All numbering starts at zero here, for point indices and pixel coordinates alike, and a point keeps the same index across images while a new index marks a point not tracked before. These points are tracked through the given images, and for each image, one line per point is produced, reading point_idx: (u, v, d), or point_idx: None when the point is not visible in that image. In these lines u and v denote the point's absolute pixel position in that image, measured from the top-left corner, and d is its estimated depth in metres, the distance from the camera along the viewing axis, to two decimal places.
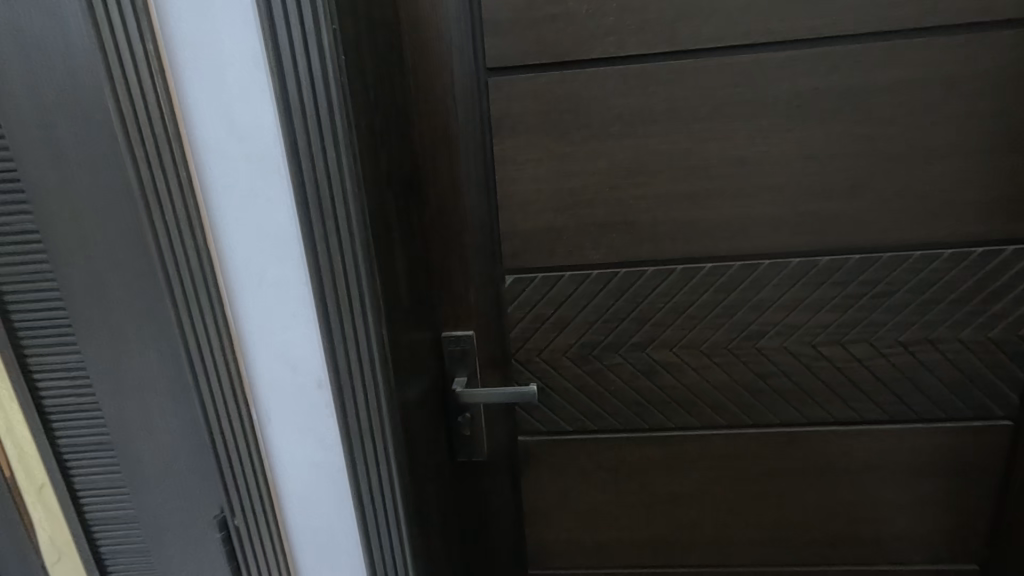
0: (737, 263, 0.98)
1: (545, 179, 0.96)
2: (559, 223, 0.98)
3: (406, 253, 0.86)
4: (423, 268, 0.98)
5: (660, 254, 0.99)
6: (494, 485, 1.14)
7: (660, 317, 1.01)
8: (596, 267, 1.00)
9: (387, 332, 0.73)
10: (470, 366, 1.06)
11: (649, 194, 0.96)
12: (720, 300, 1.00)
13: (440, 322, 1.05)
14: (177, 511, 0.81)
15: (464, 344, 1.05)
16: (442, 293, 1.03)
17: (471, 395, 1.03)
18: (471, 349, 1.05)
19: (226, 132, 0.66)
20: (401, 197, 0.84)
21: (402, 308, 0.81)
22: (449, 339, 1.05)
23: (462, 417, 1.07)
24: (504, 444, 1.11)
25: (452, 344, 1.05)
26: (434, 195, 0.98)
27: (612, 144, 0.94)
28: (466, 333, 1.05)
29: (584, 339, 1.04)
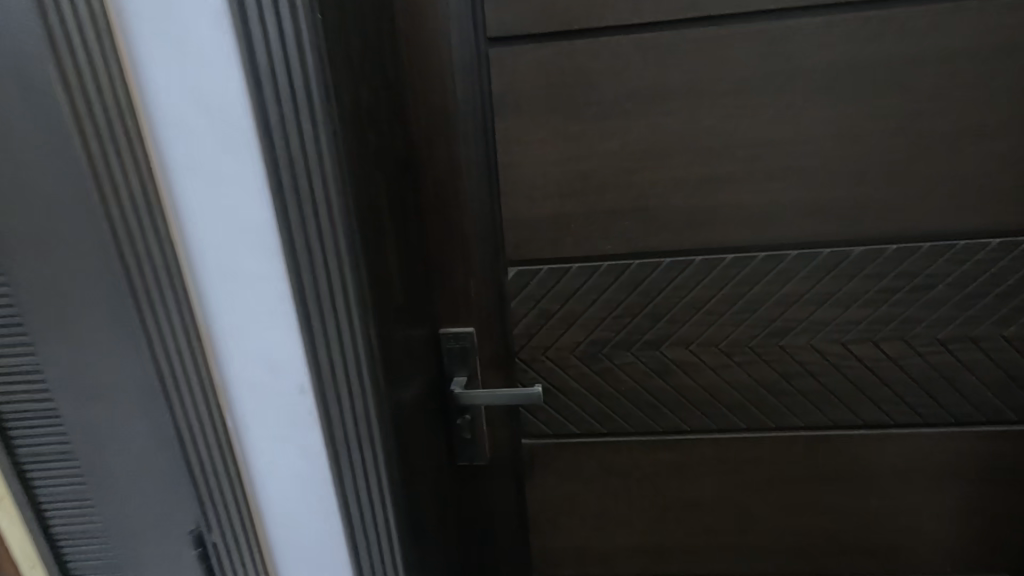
0: (762, 253, 0.89)
1: (551, 161, 0.88)
2: (567, 209, 0.90)
3: (400, 243, 0.78)
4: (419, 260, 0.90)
5: (677, 244, 0.90)
6: (495, 490, 1.07)
7: (676, 313, 0.93)
8: (607, 258, 0.92)
9: (377, 332, 0.65)
10: (471, 365, 0.99)
11: (665, 178, 0.87)
12: (742, 294, 0.92)
13: (438, 317, 0.97)
14: (150, 525, 0.74)
15: (464, 341, 0.98)
16: (440, 286, 0.95)
17: (470, 398, 0.97)
18: (472, 347, 0.98)
19: (187, 106, 0.58)
20: (393, 181, 0.75)
21: (395, 305, 0.73)
22: (447, 336, 0.97)
23: (462, 418, 1.00)
24: (507, 447, 1.04)
25: (451, 341, 0.98)
26: (430, 181, 0.89)
27: (625, 123, 0.85)
28: (466, 329, 0.97)
29: (593, 337, 0.96)
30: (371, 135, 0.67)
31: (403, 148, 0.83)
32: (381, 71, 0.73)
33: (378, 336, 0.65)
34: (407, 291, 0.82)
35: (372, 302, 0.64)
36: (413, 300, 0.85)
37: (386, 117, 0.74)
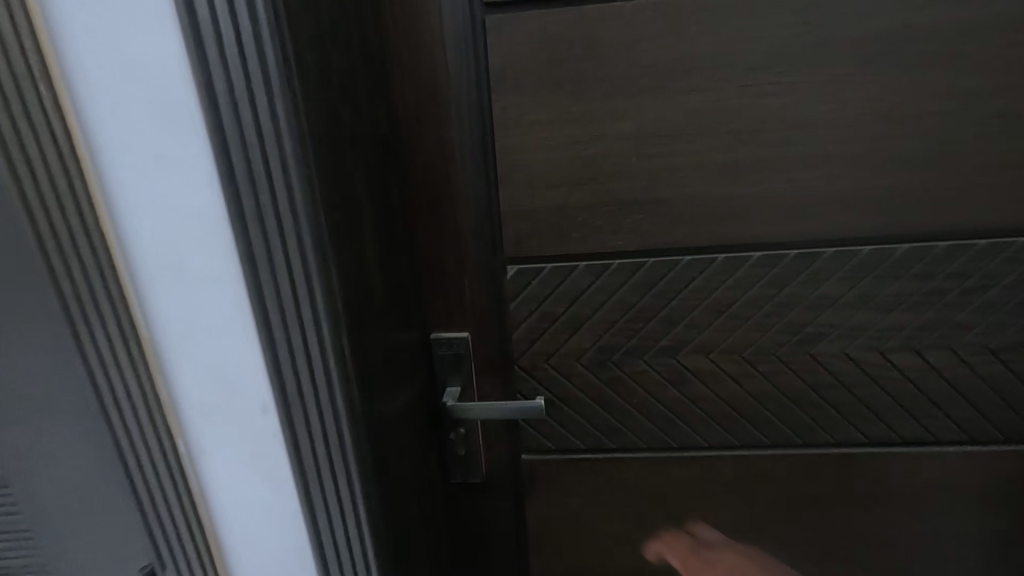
0: (794, 250, 0.79)
1: (556, 145, 0.77)
2: (574, 199, 0.80)
3: (383, 239, 0.68)
4: (407, 258, 0.79)
5: (698, 240, 0.80)
6: (492, 508, 0.97)
7: (695, 317, 0.84)
8: (618, 255, 0.82)
9: (351, 344, 0.55)
10: (466, 373, 0.89)
11: (686, 164, 0.77)
12: (769, 296, 0.82)
13: (428, 321, 0.87)
14: (95, 559, 0.65)
15: (459, 347, 0.88)
16: (431, 288, 0.85)
17: (462, 411, 0.87)
18: (466, 354, 0.88)
19: (116, 73, 0.48)
20: (374, 167, 0.65)
21: (376, 309, 0.63)
22: (439, 341, 0.88)
23: (454, 433, 0.90)
24: (505, 462, 0.94)
25: (443, 347, 0.88)
26: (420, 168, 0.79)
27: (641, 102, 0.75)
28: (460, 334, 0.87)
29: (602, 343, 0.86)
30: (345, 111, 0.57)
31: (387, 130, 0.72)
32: (359, 37, 0.62)
33: (352, 347, 0.55)
34: (392, 293, 0.71)
35: (346, 309, 0.54)
36: (399, 303, 0.75)
37: (365, 92, 0.63)
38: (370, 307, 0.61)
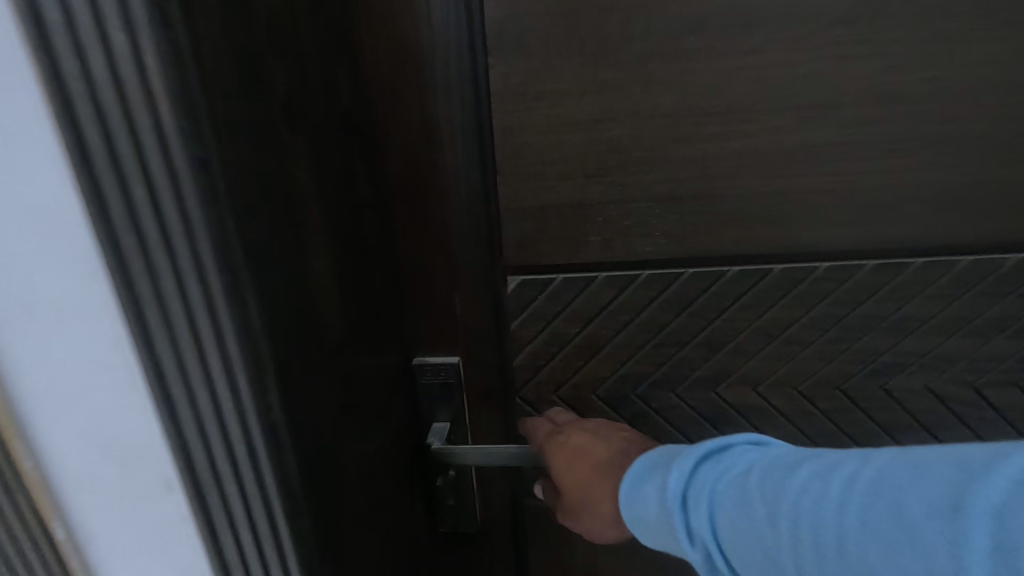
0: (874, 260, 0.62)
1: (571, 124, 0.60)
2: (594, 194, 0.63)
3: (338, 246, 0.51)
4: (381, 268, 0.62)
5: (751, 246, 0.63)
6: (490, 563, 0.82)
7: (742, 343, 0.67)
8: (648, 264, 0.65)
9: (280, 401, 0.39)
10: (456, 406, 0.72)
11: (740, 150, 0.60)
12: (837, 317, 0.65)
13: (409, 343, 0.70)
14: None
15: (448, 375, 0.71)
16: (414, 303, 0.68)
17: (451, 454, 0.70)
18: (457, 383, 0.71)
19: None
20: (321, 149, 0.48)
21: (324, 344, 0.47)
22: (424, 368, 0.71)
23: (441, 478, 0.74)
24: (505, 510, 0.78)
25: (430, 376, 0.71)
26: (395, 151, 0.62)
27: (684, 69, 0.57)
28: (450, 360, 0.70)
29: (624, 372, 0.70)
30: (270, 67, 0.40)
31: (348, 103, 0.55)
32: None
33: (282, 405, 0.40)
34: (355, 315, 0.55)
35: (270, 353, 0.38)
36: (369, 327, 0.58)
37: (310, 44, 0.46)
38: (313, 343, 0.45)
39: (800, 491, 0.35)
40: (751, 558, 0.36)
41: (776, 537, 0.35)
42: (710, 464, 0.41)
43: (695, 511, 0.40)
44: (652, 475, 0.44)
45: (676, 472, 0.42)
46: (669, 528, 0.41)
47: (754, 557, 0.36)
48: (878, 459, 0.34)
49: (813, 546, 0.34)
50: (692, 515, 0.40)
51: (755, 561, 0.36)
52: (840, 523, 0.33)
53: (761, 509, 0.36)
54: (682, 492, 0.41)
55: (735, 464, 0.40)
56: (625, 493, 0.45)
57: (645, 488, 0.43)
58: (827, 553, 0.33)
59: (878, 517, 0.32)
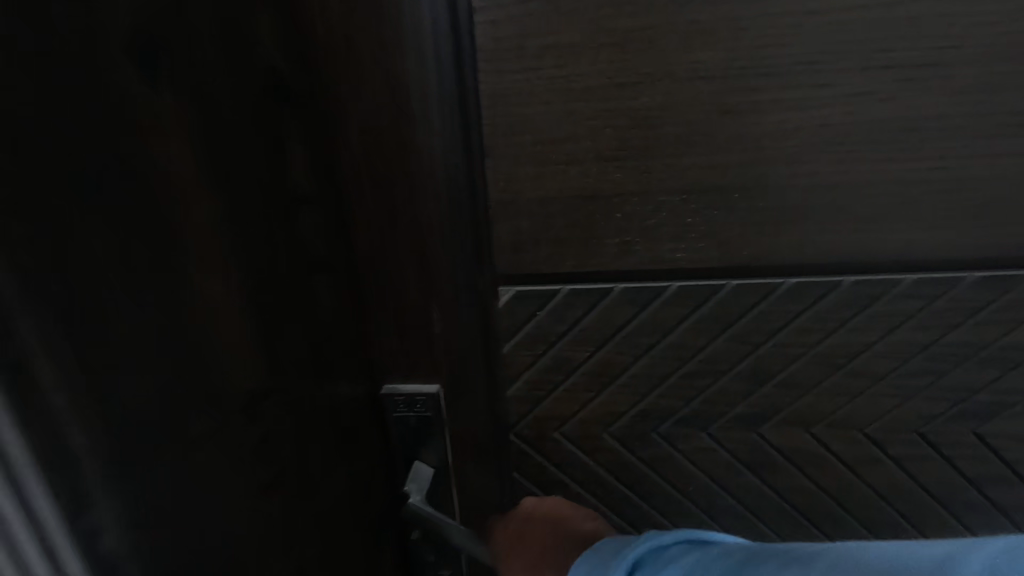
0: (979, 272, 0.48)
1: (582, 90, 0.46)
2: (612, 184, 0.48)
3: (245, 253, 0.37)
4: (331, 279, 0.48)
5: (814, 253, 0.49)
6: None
7: (794, 374, 0.54)
8: (680, 274, 0.51)
9: (111, 511, 0.26)
10: (439, 444, 0.58)
11: (807, 126, 0.45)
12: (920, 345, 0.51)
13: (375, 368, 0.56)
14: None
15: (425, 409, 0.57)
16: (379, 321, 0.54)
17: (427, 516, 0.56)
18: (436, 419, 0.57)
19: None
20: (204, 115, 0.33)
21: (216, 395, 0.33)
22: (396, 401, 0.57)
23: (417, 532, 0.60)
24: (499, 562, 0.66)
25: (402, 409, 0.57)
26: (345, 126, 0.47)
27: (737, 14, 0.42)
28: (427, 390, 0.56)
29: (644, 406, 0.57)
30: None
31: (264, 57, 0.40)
32: None
33: (112, 518, 0.26)
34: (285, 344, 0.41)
35: (85, 440, 0.24)
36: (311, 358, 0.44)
37: None
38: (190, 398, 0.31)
39: None
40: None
41: None
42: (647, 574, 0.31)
43: None
44: None
45: None
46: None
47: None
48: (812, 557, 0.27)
49: None
50: None
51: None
52: None
53: None
54: None
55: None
56: None
57: None
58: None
59: None
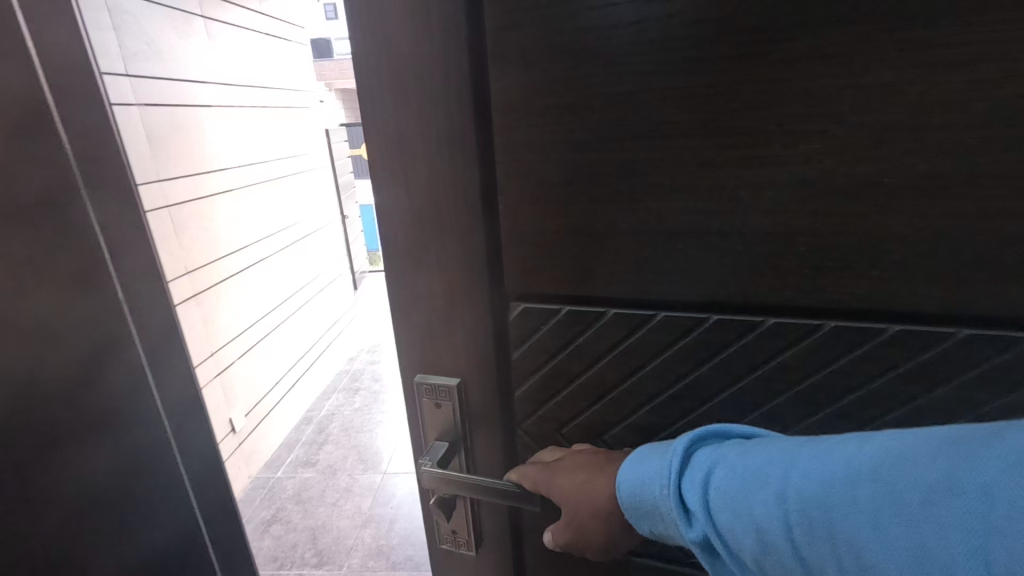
0: (966, 330, 0.48)
1: (576, 144, 0.54)
2: (603, 223, 0.55)
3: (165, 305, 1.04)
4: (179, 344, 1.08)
5: (795, 296, 0.52)
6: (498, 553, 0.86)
7: (774, 410, 0.57)
8: (668, 305, 0.57)
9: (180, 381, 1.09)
10: (457, 426, 0.70)
11: (787, 178, 0.48)
12: (906, 396, 0.52)
13: (411, 362, 0.69)
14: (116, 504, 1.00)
15: (445, 398, 0.68)
16: (410, 325, 0.67)
17: (445, 479, 0.65)
18: (458, 403, 0.68)
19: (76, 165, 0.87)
20: (42, 331, 0.88)
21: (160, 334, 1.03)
22: (425, 387, 0.69)
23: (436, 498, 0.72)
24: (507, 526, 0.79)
25: (431, 394, 0.69)
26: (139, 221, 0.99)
27: (715, 84, 0.48)
28: (451, 381, 0.68)
29: (631, 420, 0.63)
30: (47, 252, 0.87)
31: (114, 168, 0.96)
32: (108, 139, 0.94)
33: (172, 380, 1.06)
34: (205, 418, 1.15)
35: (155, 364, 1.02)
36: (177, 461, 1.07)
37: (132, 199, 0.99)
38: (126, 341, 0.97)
39: (762, 445, 0.44)
40: (746, 547, 0.41)
41: (771, 529, 0.39)
42: (706, 449, 0.48)
43: (690, 488, 0.46)
44: (653, 459, 0.51)
45: (673, 453, 0.49)
46: (670, 514, 0.48)
47: (750, 544, 0.40)
48: (862, 440, 0.38)
49: (806, 535, 0.37)
50: (687, 492, 0.46)
51: (749, 546, 0.40)
52: (830, 514, 0.36)
53: (755, 493, 0.41)
54: (680, 478, 0.48)
55: (723, 444, 0.48)
56: (633, 473, 0.52)
57: (650, 466, 0.51)
58: (818, 533, 0.36)
59: (867, 507, 0.34)
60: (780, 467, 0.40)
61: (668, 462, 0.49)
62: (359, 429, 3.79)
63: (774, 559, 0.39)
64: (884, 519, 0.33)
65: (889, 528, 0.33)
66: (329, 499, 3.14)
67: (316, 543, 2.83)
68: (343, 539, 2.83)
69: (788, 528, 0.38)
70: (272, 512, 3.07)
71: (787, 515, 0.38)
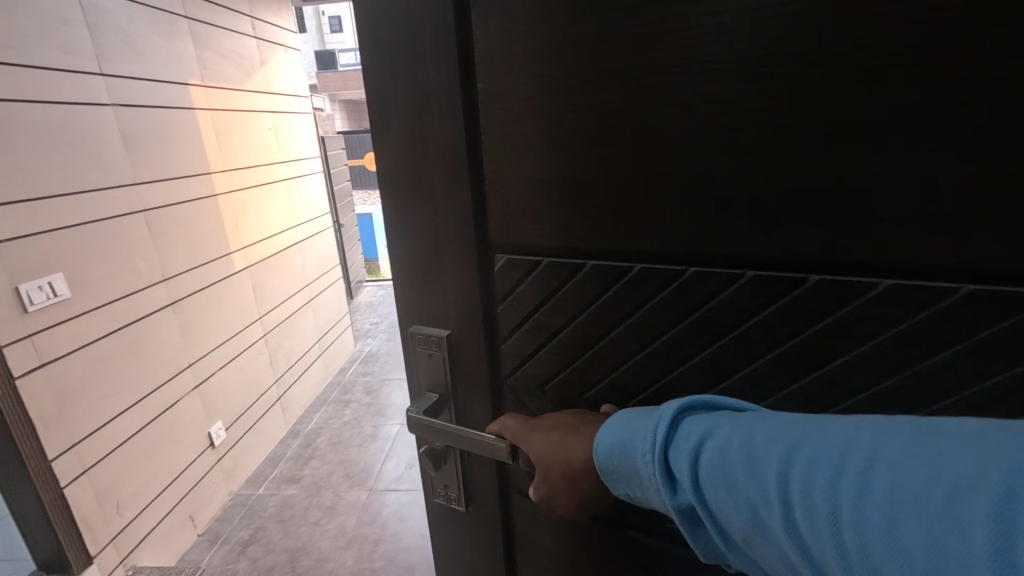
0: (969, 287, 0.41)
1: (547, 86, 0.52)
2: (574, 168, 0.53)
3: None
4: None
5: (772, 246, 0.47)
6: (481, 542, 0.80)
7: (753, 374, 0.51)
8: (642, 256, 0.53)
9: None
10: (449, 379, 0.69)
11: (764, 108, 0.43)
12: (895, 365, 0.45)
13: (406, 313, 0.70)
14: None
15: (437, 348, 0.68)
16: (407, 275, 0.67)
17: (425, 426, 0.67)
18: (449, 354, 0.68)
19: None
20: None
21: None
22: (418, 336, 0.69)
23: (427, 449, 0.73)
24: (493, 500, 0.75)
25: (423, 344, 0.69)
26: None
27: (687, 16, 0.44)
28: (441, 332, 0.67)
29: (610, 380, 0.60)
30: None
31: None
32: None
33: None
34: None
35: None
36: None
37: None
38: None
39: (767, 418, 0.38)
40: (734, 522, 0.36)
41: (769, 506, 0.34)
42: (698, 415, 0.42)
43: (677, 456, 0.40)
44: (637, 422, 0.45)
45: (661, 414, 0.43)
46: (648, 479, 0.42)
47: (739, 519, 0.36)
48: (897, 432, 0.32)
49: (807, 520, 0.32)
50: (674, 460, 0.40)
51: (738, 521, 0.36)
52: (842, 504, 0.31)
53: (755, 466, 0.35)
54: (665, 442, 0.42)
55: (717, 411, 0.42)
56: (614, 441, 0.46)
57: (632, 431, 0.45)
58: (822, 521, 0.31)
59: (890, 503, 0.29)
60: (783, 446, 0.35)
61: (653, 425, 0.43)
62: (348, 442, 3.66)
63: (764, 538, 0.35)
64: (905, 519, 0.28)
65: (909, 526, 0.28)
66: (311, 518, 2.98)
67: (293, 567, 2.65)
68: (323, 562, 2.66)
69: (787, 507, 0.33)
70: (250, 531, 2.91)
71: (787, 495, 0.33)
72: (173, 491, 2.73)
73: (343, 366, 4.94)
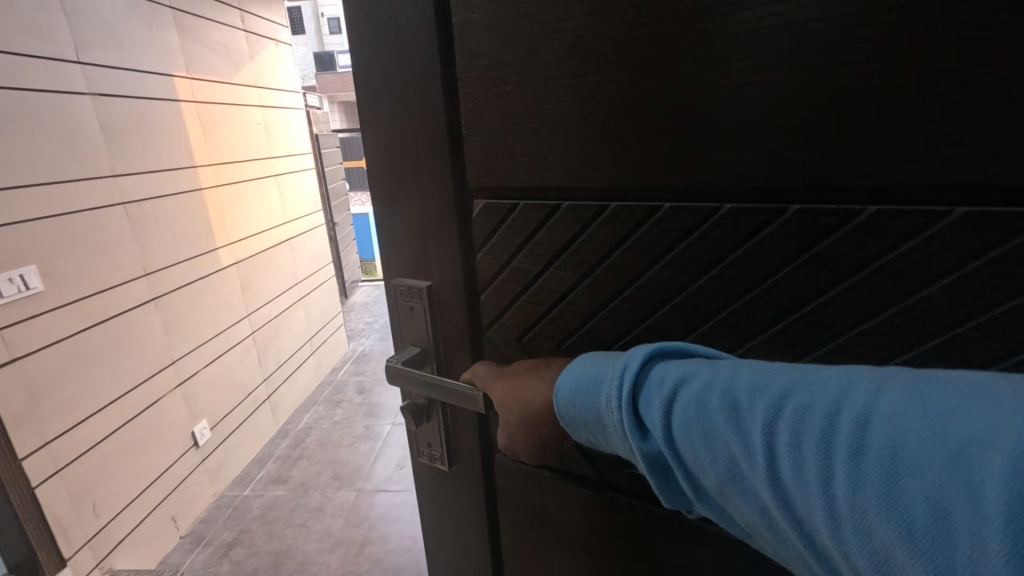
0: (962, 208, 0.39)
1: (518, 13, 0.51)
2: (548, 100, 0.51)
3: None
4: None
5: (750, 174, 0.45)
6: (462, 506, 0.77)
7: (734, 313, 0.49)
8: (618, 191, 0.51)
9: None
10: (430, 330, 0.69)
11: (739, 24, 0.42)
12: (883, 299, 0.43)
13: (391, 262, 0.70)
14: None
15: (418, 299, 0.69)
16: (391, 222, 0.68)
17: (407, 374, 0.67)
18: (428, 304, 0.68)
19: None
20: None
21: None
22: (400, 288, 0.70)
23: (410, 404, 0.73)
24: (473, 460, 0.73)
25: (406, 295, 0.70)
26: None
27: None
28: (422, 282, 0.68)
29: (589, 329, 0.58)
30: None
31: None
32: None
33: None
34: None
35: None
36: None
37: None
38: None
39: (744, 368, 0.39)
40: (709, 471, 0.38)
41: (752, 460, 0.35)
42: (672, 365, 0.43)
43: (649, 404, 0.42)
44: (605, 368, 0.46)
45: (632, 360, 0.44)
46: (613, 425, 0.44)
47: (716, 469, 0.37)
48: (891, 386, 0.33)
49: (792, 472, 0.33)
50: (647, 409, 0.42)
51: (715, 472, 0.38)
52: (836, 457, 0.32)
53: (736, 416, 0.37)
54: (637, 392, 0.43)
55: (689, 360, 0.43)
56: (580, 388, 0.47)
57: (598, 376, 0.46)
58: (812, 475, 0.32)
59: (885, 457, 0.30)
60: (770, 400, 0.36)
61: (622, 372, 0.44)
62: (338, 441, 3.57)
63: (739, 488, 0.36)
64: (903, 473, 0.29)
65: (906, 479, 0.29)
66: (297, 519, 2.88)
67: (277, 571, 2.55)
68: (308, 566, 2.56)
69: (769, 459, 0.34)
70: (234, 533, 2.80)
71: (772, 449, 0.35)
72: (155, 492, 2.62)
73: (335, 365, 4.85)
